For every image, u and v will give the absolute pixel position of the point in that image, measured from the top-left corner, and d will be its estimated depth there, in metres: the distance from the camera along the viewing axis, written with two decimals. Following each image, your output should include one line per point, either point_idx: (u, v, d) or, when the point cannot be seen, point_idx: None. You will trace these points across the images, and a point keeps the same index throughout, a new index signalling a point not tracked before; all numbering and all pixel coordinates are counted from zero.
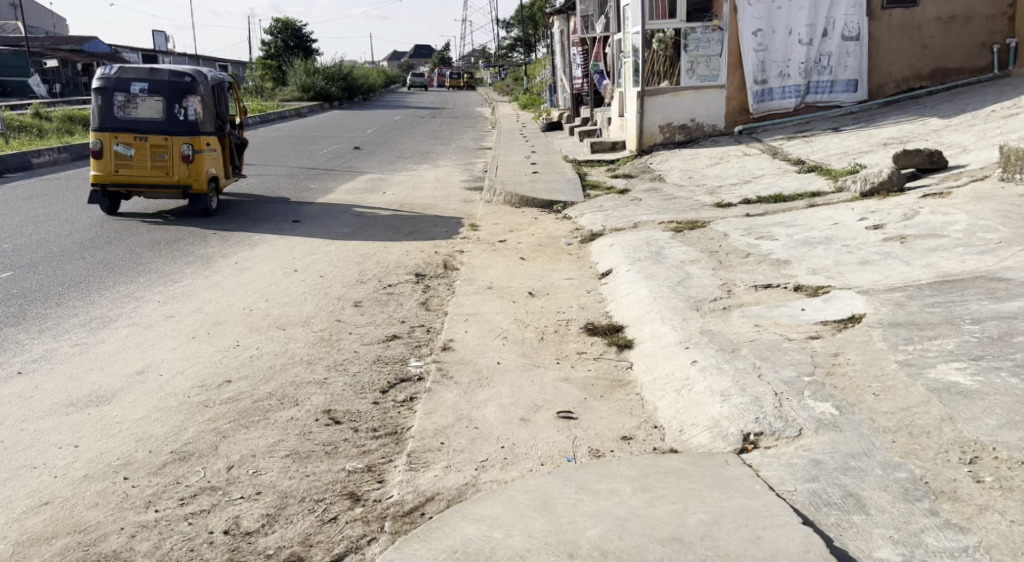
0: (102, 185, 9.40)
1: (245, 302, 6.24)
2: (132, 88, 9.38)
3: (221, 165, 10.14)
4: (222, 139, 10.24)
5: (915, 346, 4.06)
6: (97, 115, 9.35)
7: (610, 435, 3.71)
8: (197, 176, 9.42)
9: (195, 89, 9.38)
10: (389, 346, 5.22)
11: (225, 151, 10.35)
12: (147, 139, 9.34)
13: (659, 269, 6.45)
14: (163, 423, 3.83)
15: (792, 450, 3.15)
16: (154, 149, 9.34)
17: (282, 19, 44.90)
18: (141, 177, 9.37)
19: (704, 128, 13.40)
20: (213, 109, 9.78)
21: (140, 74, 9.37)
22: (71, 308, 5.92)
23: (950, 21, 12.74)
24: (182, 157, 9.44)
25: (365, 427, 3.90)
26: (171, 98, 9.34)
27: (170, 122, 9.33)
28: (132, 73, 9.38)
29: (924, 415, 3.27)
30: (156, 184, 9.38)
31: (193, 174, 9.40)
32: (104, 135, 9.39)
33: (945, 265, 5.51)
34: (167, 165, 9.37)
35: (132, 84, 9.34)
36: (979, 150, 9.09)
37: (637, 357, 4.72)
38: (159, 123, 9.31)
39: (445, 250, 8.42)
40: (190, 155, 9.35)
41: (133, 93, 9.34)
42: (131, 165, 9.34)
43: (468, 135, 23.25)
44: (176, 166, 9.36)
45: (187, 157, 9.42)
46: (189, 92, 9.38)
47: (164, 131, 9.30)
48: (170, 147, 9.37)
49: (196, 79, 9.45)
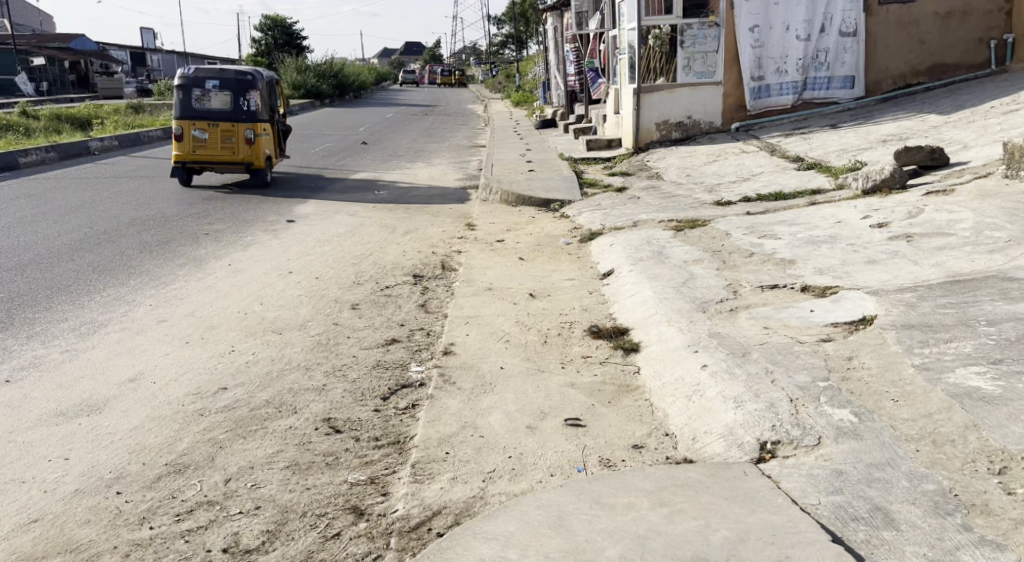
0: (183, 163, 11.66)
1: (240, 305, 6.11)
2: (207, 84, 11.62)
3: (273, 147, 12.30)
4: (274, 126, 12.40)
5: (932, 349, 3.91)
6: (178, 106, 11.55)
7: (621, 443, 3.60)
8: (257, 155, 11.62)
9: (256, 86, 11.56)
10: (388, 351, 5.10)
11: (275, 135, 12.49)
12: (218, 125, 11.54)
13: (662, 269, 6.35)
14: (157, 434, 3.70)
15: (812, 460, 3.05)
16: (224, 133, 11.57)
17: (271, 16, 44.39)
18: (214, 156, 11.61)
19: (701, 125, 13.29)
20: (270, 104, 12.06)
21: (212, 72, 11.53)
22: (61, 312, 5.78)
23: (947, 17, 12.65)
24: (247, 139, 11.63)
25: (367, 436, 3.78)
26: (237, 93, 11.55)
27: (236, 111, 11.53)
28: (205, 72, 11.58)
29: (947, 422, 3.16)
30: (226, 160, 11.60)
31: (254, 153, 11.62)
32: (183, 122, 11.60)
33: (954, 264, 5.40)
34: (234, 147, 11.60)
35: (206, 80, 11.53)
36: (981, 146, 9.00)
37: (644, 361, 4.60)
38: (228, 112, 11.53)
39: (442, 250, 8.29)
40: (252, 137, 11.50)
41: (206, 88, 11.55)
42: (205, 145, 11.52)
43: (461, 132, 23.10)
44: (241, 146, 11.56)
45: (250, 140, 11.62)
46: (253, 88, 11.62)
47: (232, 119, 11.51)
48: (236, 130, 11.56)
49: (257, 77, 11.66)
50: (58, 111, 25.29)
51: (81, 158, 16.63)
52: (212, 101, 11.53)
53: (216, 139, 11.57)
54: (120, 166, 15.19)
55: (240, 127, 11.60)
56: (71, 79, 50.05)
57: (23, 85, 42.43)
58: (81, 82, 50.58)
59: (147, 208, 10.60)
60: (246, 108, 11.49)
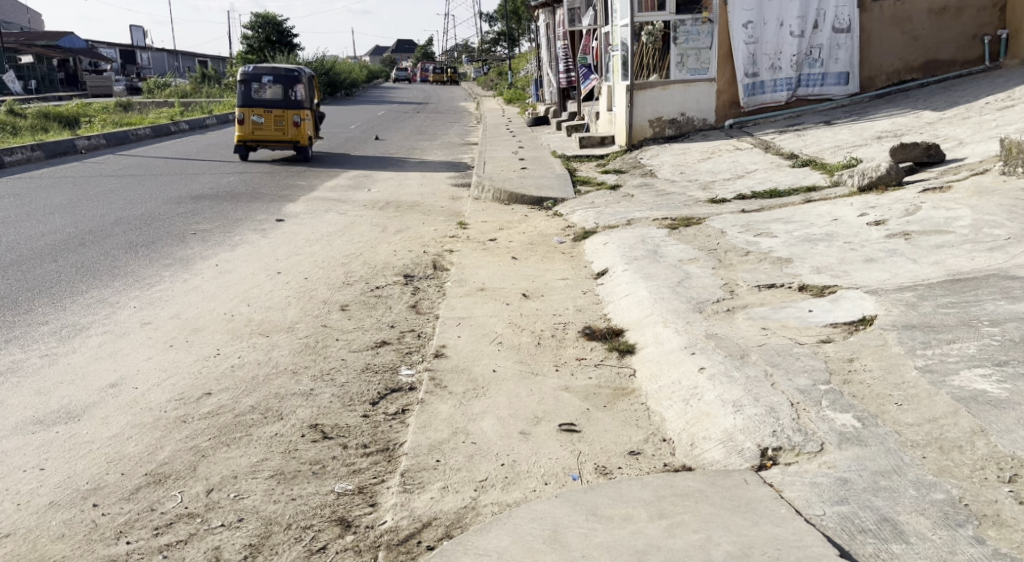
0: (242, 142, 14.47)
1: (226, 306, 6.01)
2: (262, 78, 14.47)
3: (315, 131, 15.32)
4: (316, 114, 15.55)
5: (935, 351, 3.79)
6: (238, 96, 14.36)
7: (617, 449, 3.50)
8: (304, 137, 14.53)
9: (301, 80, 14.45)
10: (378, 354, 4.98)
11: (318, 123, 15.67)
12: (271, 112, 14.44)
13: (657, 268, 6.24)
14: (137, 442, 3.59)
15: (815, 468, 2.95)
16: (276, 118, 14.48)
17: (262, 14, 44.08)
18: (267, 136, 14.48)
19: (694, 122, 13.21)
20: (308, 92, 14.75)
21: (267, 69, 14.42)
22: (42, 315, 5.68)
23: (941, 12, 12.57)
24: (295, 123, 14.55)
25: (355, 444, 3.66)
26: (288, 86, 14.47)
27: (287, 100, 14.49)
28: (261, 69, 14.46)
29: (953, 427, 3.06)
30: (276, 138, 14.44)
31: (300, 135, 14.50)
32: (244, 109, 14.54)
33: (954, 262, 5.30)
34: (284, 130, 14.48)
35: (263, 76, 14.43)
36: (977, 143, 8.91)
37: (640, 364, 4.50)
38: (280, 100, 14.43)
39: (433, 250, 8.17)
40: (300, 123, 14.45)
41: (263, 83, 14.46)
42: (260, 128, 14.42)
43: (454, 130, 22.96)
44: (289, 129, 14.48)
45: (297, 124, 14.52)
46: (299, 83, 14.54)
47: (283, 107, 14.39)
48: (286, 116, 14.49)
49: (301, 73, 14.52)
50: (47, 110, 25.10)
51: (68, 157, 16.48)
52: (266, 92, 14.42)
53: (269, 122, 14.45)
54: (107, 165, 15.05)
55: (289, 114, 14.49)
56: (60, 77, 49.76)
57: (12, 83, 42.14)
58: (70, 80, 50.29)
59: (134, 208, 10.48)
60: (294, 99, 14.41)
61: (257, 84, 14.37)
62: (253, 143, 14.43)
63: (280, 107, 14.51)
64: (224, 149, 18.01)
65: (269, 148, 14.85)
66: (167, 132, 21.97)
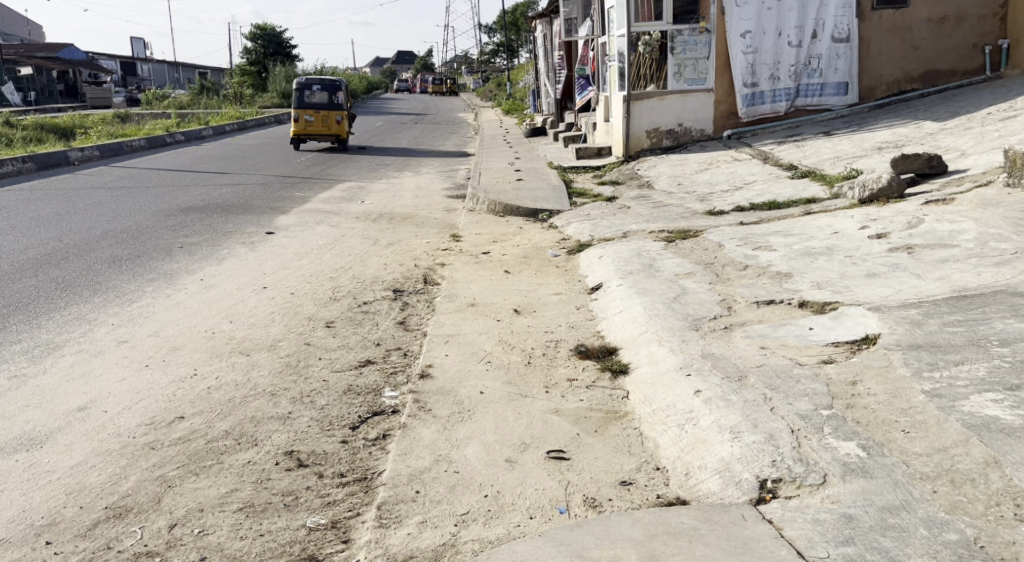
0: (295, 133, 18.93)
1: (207, 324, 5.84)
2: (313, 87, 19.21)
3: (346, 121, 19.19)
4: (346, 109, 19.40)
5: (943, 373, 3.59)
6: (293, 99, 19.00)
7: (607, 479, 3.31)
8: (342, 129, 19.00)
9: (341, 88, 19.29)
10: (361, 374, 4.80)
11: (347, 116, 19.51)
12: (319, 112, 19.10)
13: (653, 283, 6.07)
14: (100, 471, 3.45)
15: (818, 502, 2.77)
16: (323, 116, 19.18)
17: (260, 25, 44.09)
18: (317, 131, 19.15)
19: (692, 133, 13.05)
20: (345, 97, 19.64)
21: (316, 80, 19.20)
22: (16, 334, 5.52)
23: (941, 22, 12.43)
24: (336, 121, 19.12)
25: (331, 472, 3.48)
26: (333, 95, 19.37)
27: (331, 104, 19.30)
28: (313, 80, 19.23)
29: (965, 458, 2.86)
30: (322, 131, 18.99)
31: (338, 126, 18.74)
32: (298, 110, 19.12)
33: (959, 278, 5.11)
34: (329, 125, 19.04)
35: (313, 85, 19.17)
36: (979, 154, 8.74)
37: (634, 385, 4.30)
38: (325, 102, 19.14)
39: (425, 263, 8.00)
40: (341, 119, 19.19)
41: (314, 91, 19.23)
42: (311, 124, 19.07)
43: (451, 141, 22.80)
44: (333, 126, 19.11)
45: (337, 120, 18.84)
46: (340, 91, 19.35)
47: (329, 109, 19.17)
48: (330, 115, 19.14)
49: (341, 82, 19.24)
50: (42, 121, 25.02)
51: (60, 168, 16.32)
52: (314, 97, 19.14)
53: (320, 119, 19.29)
54: (98, 177, 14.90)
55: (331, 114, 19.09)
56: (59, 89, 49.81)
57: (11, 94, 42.12)
58: (69, 92, 50.18)
59: (122, 220, 10.32)
60: (337, 102, 19.09)
61: (310, 91, 19.12)
62: (305, 136, 19.05)
63: (326, 109, 19.12)
64: (218, 160, 17.86)
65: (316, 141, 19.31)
66: (161, 144, 21.83)
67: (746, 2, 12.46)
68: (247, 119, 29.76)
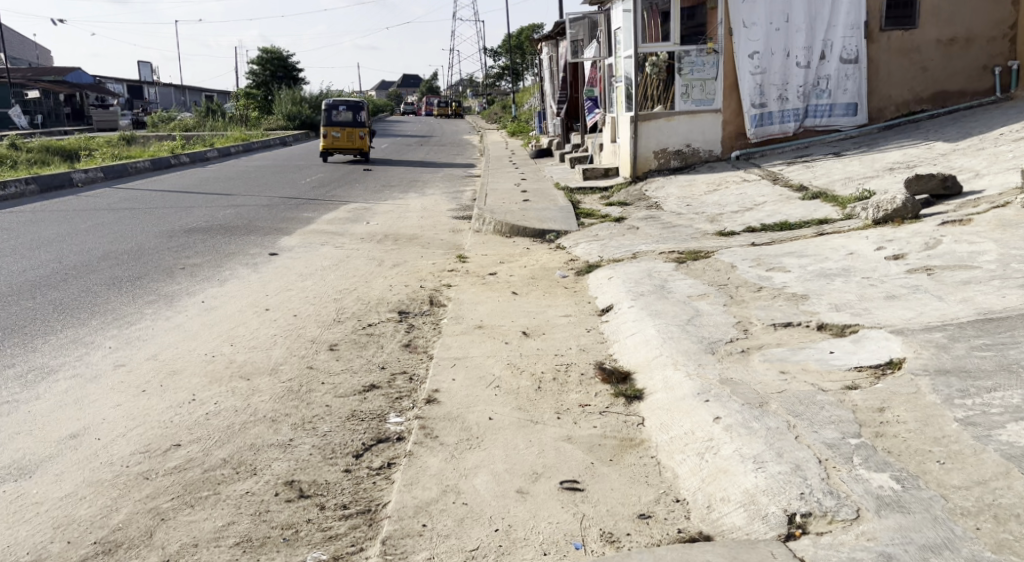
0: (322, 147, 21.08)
1: (207, 347, 5.69)
2: (339, 107, 21.49)
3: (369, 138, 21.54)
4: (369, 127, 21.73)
5: (976, 401, 3.41)
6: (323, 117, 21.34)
7: (624, 512, 3.15)
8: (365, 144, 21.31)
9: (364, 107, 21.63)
10: (366, 400, 4.64)
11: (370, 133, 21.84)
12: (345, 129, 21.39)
13: (665, 305, 5.91)
14: (90, 503, 3.33)
15: (854, 541, 2.64)
16: (347, 134, 21.53)
17: (270, 49, 44.63)
18: (343, 146, 21.46)
19: (700, 154, 12.91)
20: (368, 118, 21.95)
21: (342, 101, 21.53)
22: (10, 357, 5.37)
23: (950, 44, 12.37)
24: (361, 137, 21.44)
25: (333, 503, 3.33)
26: (357, 113, 21.64)
27: (356, 122, 21.58)
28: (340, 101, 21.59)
29: (1008, 492, 2.71)
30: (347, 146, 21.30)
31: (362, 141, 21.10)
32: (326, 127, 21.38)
33: (984, 300, 4.94)
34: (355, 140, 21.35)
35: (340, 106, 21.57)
36: (994, 174, 8.58)
37: (649, 412, 4.13)
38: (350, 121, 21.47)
39: (431, 284, 7.85)
40: (365, 136, 21.48)
41: (340, 110, 21.52)
42: (337, 140, 21.35)
43: (458, 163, 22.74)
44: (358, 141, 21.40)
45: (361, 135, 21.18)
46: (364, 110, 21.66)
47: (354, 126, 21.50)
48: (355, 132, 21.46)
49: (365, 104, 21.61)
50: (48, 144, 25.00)
51: (64, 190, 16.23)
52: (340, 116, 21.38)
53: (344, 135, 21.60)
54: (102, 198, 14.82)
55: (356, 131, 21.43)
56: (67, 111, 50.07)
57: (19, 117, 42.27)
58: (76, 116, 50.42)
59: (123, 241, 10.20)
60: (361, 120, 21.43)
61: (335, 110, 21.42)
62: (332, 149, 21.31)
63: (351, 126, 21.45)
64: (223, 182, 17.79)
65: (340, 153, 21.54)
66: (166, 166, 21.78)
67: (753, 22, 12.35)
68: (253, 141, 29.80)
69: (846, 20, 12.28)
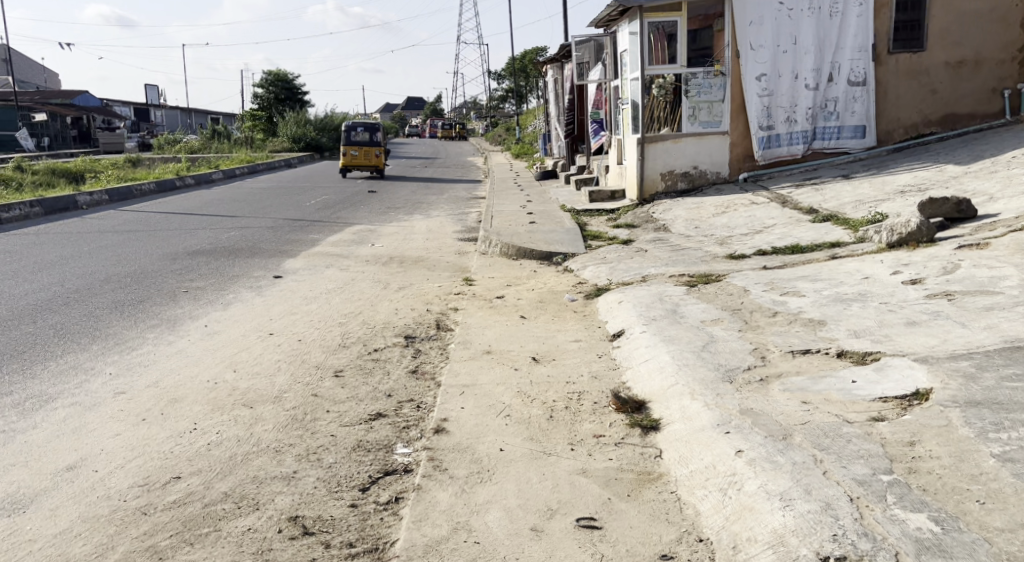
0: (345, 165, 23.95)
1: (209, 373, 5.56)
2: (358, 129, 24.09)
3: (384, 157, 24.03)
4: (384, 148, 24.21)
5: (1012, 435, 3.26)
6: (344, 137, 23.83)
7: (645, 553, 3.04)
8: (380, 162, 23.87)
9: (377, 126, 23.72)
10: (372, 429, 4.50)
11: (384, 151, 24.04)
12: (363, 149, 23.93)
13: (678, 331, 5.77)
14: (85, 540, 3.27)
15: None
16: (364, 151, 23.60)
17: (273, 72, 44.77)
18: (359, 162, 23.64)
19: (707, 176, 12.76)
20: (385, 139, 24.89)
21: (360, 122, 23.89)
22: (8, 384, 5.23)
23: (959, 66, 12.31)
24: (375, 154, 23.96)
25: (338, 543, 3.23)
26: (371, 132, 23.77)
27: (371, 141, 24.04)
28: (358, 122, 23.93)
29: None
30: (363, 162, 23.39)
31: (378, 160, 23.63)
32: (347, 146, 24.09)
33: (1009, 327, 4.79)
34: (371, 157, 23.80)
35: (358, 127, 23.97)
36: (1009, 198, 8.45)
37: (666, 444, 3.98)
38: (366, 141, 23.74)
39: (437, 308, 7.71)
40: (380, 153, 24.02)
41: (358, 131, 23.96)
42: (355, 158, 23.92)
43: (462, 185, 22.66)
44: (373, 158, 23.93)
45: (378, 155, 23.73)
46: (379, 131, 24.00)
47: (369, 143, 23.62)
48: (369, 151, 23.87)
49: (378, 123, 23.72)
50: (54, 166, 24.99)
51: (68, 212, 16.15)
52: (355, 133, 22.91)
53: (362, 153, 23.91)
54: (107, 221, 14.75)
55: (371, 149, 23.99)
56: (74, 134, 50.27)
57: (26, 140, 42.41)
58: (83, 138, 50.64)
59: (126, 264, 10.10)
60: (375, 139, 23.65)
61: (355, 132, 23.97)
62: (350, 166, 23.79)
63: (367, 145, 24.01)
64: (228, 204, 17.71)
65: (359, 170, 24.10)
66: (171, 188, 21.74)
67: (761, 45, 12.28)
68: (258, 164, 29.80)
69: (854, 43, 12.21)
